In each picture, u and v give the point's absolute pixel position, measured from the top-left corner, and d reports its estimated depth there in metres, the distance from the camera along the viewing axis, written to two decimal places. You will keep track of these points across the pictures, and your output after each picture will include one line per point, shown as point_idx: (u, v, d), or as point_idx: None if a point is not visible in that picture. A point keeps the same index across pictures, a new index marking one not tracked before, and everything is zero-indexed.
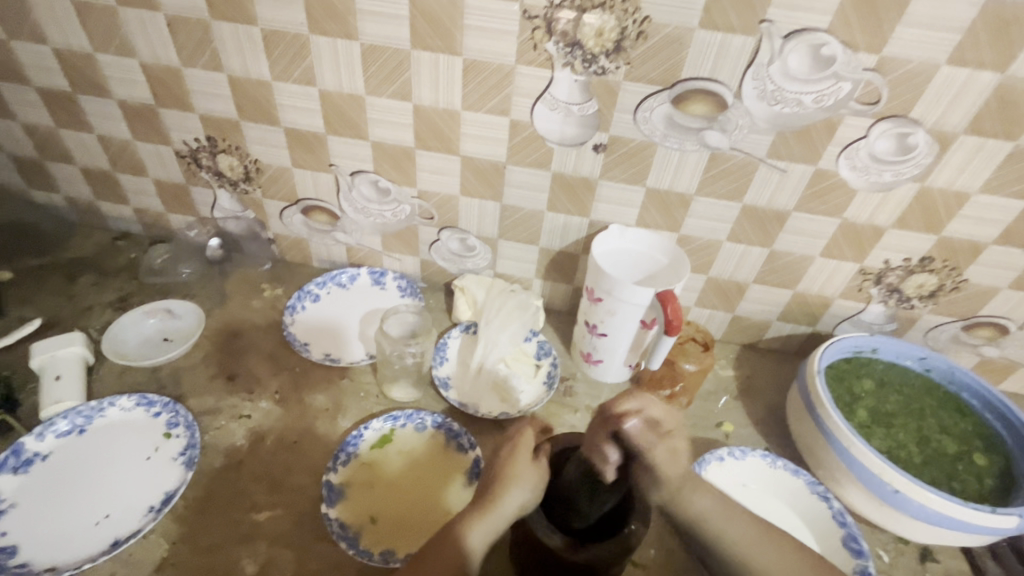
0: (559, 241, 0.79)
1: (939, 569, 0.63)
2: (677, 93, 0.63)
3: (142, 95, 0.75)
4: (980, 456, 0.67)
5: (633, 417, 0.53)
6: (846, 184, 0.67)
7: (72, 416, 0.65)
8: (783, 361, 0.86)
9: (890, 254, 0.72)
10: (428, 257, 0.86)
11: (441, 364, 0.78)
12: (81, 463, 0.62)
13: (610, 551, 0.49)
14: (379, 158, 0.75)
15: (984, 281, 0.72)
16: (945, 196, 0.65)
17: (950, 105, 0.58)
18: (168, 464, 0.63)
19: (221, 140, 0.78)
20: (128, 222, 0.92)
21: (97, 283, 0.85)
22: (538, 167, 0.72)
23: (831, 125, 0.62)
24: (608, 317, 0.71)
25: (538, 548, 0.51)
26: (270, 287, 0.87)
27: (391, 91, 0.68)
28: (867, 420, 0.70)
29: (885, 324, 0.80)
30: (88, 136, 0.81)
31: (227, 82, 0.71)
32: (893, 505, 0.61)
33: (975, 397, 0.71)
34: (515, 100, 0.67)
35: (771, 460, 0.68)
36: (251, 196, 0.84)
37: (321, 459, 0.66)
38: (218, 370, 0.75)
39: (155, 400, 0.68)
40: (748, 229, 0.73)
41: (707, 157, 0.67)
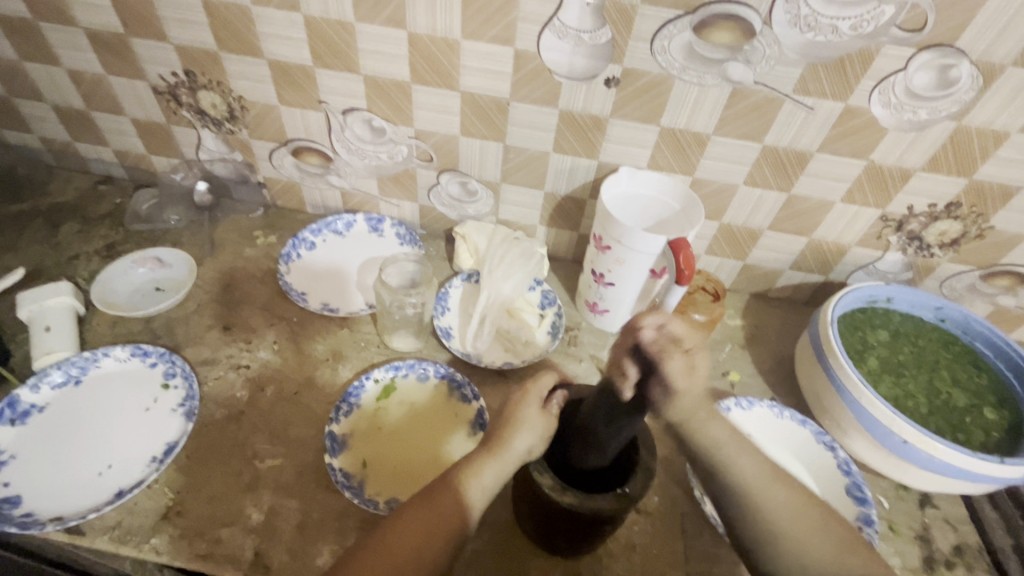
0: (565, 186, 0.75)
1: (937, 515, 0.64)
2: (700, 19, 0.57)
3: (109, 22, 0.68)
4: (990, 411, 0.66)
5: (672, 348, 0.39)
6: (877, 123, 0.62)
7: (65, 367, 0.64)
8: (793, 311, 0.84)
9: (915, 200, 0.69)
10: (428, 203, 0.82)
11: (442, 314, 0.76)
12: (80, 415, 0.61)
13: (605, 504, 0.47)
14: (372, 94, 0.70)
15: (1011, 228, 0.69)
16: (982, 136, 0.61)
17: (1002, 31, 0.53)
18: (168, 415, 0.63)
19: (200, 74, 0.72)
20: (110, 166, 0.87)
21: (82, 230, 0.82)
22: (545, 104, 0.67)
23: (866, 56, 0.57)
24: (616, 266, 0.68)
25: (529, 484, 0.51)
26: (264, 234, 0.84)
27: (382, 18, 0.62)
28: (876, 368, 0.69)
29: (900, 272, 0.77)
30: (56, 69, 0.75)
31: (202, 7, 0.65)
32: (900, 456, 0.60)
33: (988, 346, 0.70)
34: (520, 27, 0.60)
35: (777, 410, 0.68)
36: (237, 136, 0.79)
37: (324, 410, 0.66)
38: (215, 320, 0.73)
39: (150, 350, 0.66)
40: (767, 173, 0.69)
41: (728, 92, 0.62)
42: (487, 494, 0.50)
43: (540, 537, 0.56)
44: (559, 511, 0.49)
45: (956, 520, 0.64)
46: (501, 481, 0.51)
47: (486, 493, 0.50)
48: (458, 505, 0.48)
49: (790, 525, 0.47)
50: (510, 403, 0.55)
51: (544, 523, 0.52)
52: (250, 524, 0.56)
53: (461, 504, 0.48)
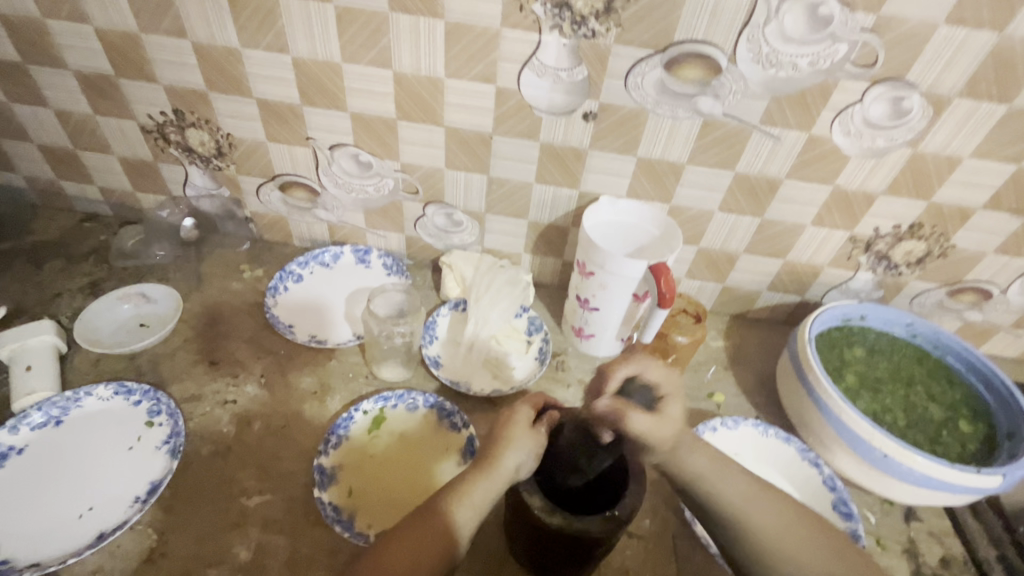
0: (548, 215, 0.78)
1: (923, 528, 0.65)
2: (669, 57, 0.61)
3: (100, 65, 0.70)
4: (965, 423, 0.68)
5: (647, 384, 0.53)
6: (840, 151, 0.66)
7: (46, 407, 0.62)
8: (773, 331, 0.86)
9: (880, 221, 0.72)
10: (414, 233, 0.84)
11: (430, 343, 0.76)
12: (60, 456, 0.60)
13: (594, 527, 0.47)
14: (359, 130, 0.72)
15: (971, 247, 0.73)
16: (937, 161, 0.65)
17: (945, 66, 0.57)
18: (152, 453, 0.61)
19: (189, 113, 0.74)
20: (96, 204, 0.87)
21: (66, 267, 0.81)
22: (526, 137, 0.69)
23: (825, 89, 0.61)
24: (600, 291, 0.69)
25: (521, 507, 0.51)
26: (250, 268, 0.84)
27: (368, 58, 0.65)
28: (854, 383, 0.71)
29: (872, 291, 0.80)
30: (44, 110, 0.76)
31: (192, 50, 0.67)
32: (882, 470, 0.62)
33: (959, 360, 0.73)
34: (500, 66, 0.63)
35: (762, 429, 0.69)
36: (225, 172, 0.80)
37: (312, 443, 0.65)
38: (200, 355, 0.72)
39: (134, 388, 0.65)
40: (740, 200, 0.72)
41: (699, 124, 0.65)
42: (478, 513, 0.49)
43: (530, 561, 0.55)
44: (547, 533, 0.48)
45: (941, 533, 0.65)
46: (492, 500, 0.50)
47: (477, 512, 0.49)
48: (450, 525, 0.48)
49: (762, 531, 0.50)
50: (500, 420, 0.54)
51: (535, 547, 0.52)
52: (237, 563, 0.55)
53: (452, 524, 0.48)
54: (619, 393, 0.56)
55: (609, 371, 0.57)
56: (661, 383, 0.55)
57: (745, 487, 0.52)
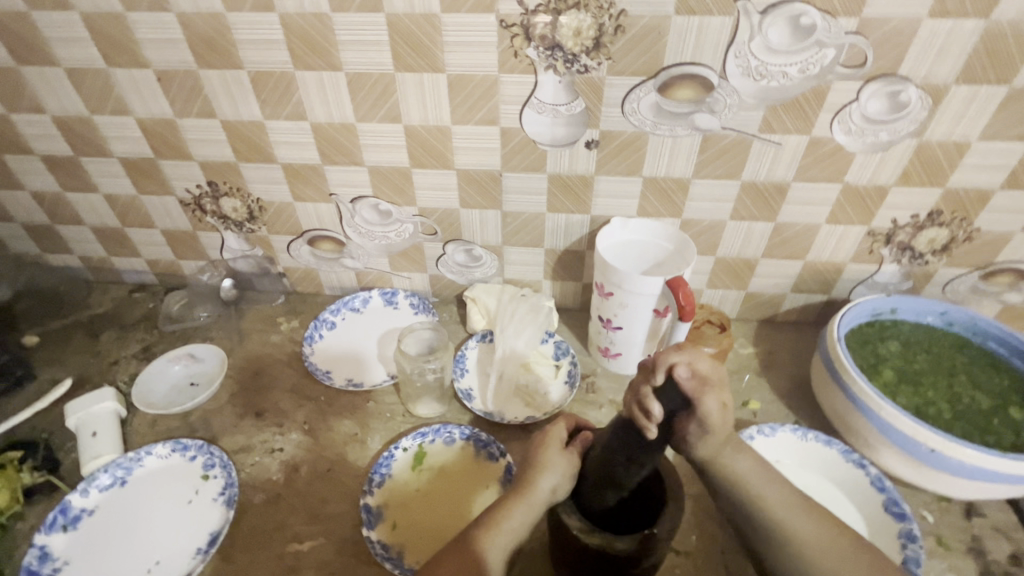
0: (563, 241, 0.80)
1: (986, 523, 0.62)
2: (662, 81, 0.63)
3: (142, 149, 0.77)
4: (1017, 410, 0.66)
5: (683, 368, 0.48)
6: (843, 149, 0.66)
7: (111, 469, 0.67)
8: (803, 332, 0.85)
9: (897, 213, 0.72)
10: (437, 272, 0.87)
11: (462, 376, 0.78)
12: (126, 515, 0.64)
13: (629, 547, 0.48)
14: (376, 181, 0.77)
15: (997, 228, 0.71)
16: (945, 148, 0.65)
17: (937, 57, 0.58)
18: (209, 505, 0.65)
19: (222, 184, 0.80)
20: (143, 274, 0.94)
21: (120, 336, 0.87)
22: (534, 171, 0.73)
23: (819, 93, 0.62)
24: (620, 310, 0.71)
25: (558, 527, 0.52)
26: (287, 320, 0.89)
27: (380, 116, 0.70)
28: (893, 378, 0.69)
29: (900, 282, 0.79)
30: (95, 195, 0.83)
31: (221, 127, 0.73)
32: (931, 466, 0.60)
33: (1002, 346, 0.70)
34: (502, 108, 0.67)
35: (801, 433, 0.68)
36: (258, 234, 0.85)
37: (357, 483, 0.67)
38: (247, 407, 0.76)
39: (189, 444, 0.69)
40: (750, 206, 0.73)
41: (699, 140, 0.67)
42: (518, 536, 0.51)
43: None
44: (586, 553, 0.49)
45: (1007, 527, 0.62)
46: (530, 524, 0.52)
47: (517, 534, 0.51)
48: (494, 547, 0.49)
49: (800, 537, 0.49)
50: (534, 446, 0.57)
51: (577, 569, 0.53)
52: None
53: (495, 544, 0.50)
54: (711, 369, 0.50)
55: (697, 355, 0.50)
56: (710, 377, 0.49)
57: (787, 496, 0.51)
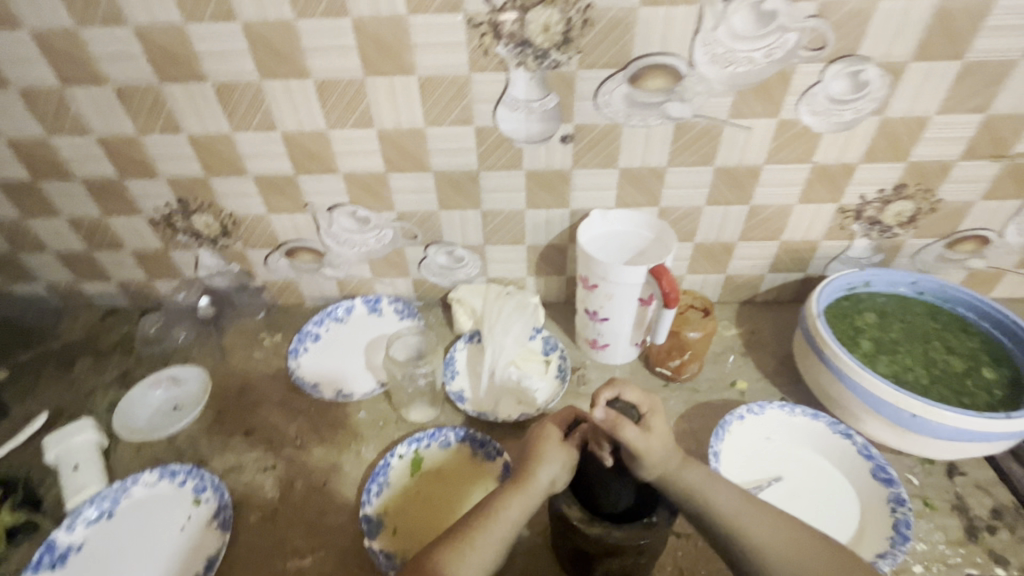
0: (544, 237, 0.80)
1: (967, 481, 0.65)
2: (632, 72, 0.64)
3: (106, 169, 0.74)
4: (988, 370, 0.69)
5: (596, 411, 0.53)
6: (811, 130, 0.68)
7: (97, 501, 0.65)
8: (783, 311, 0.87)
9: (865, 189, 0.74)
10: (420, 276, 0.87)
11: (453, 378, 0.78)
12: (116, 547, 0.62)
13: (629, 536, 0.49)
14: (352, 188, 0.76)
15: (958, 198, 0.74)
16: (906, 123, 0.67)
17: (894, 36, 0.60)
18: (203, 529, 0.63)
19: (192, 200, 0.78)
20: (115, 298, 0.91)
21: (95, 363, 0.84)
22: (511, 168, 0.73)
23: (785, 77, 0.64)
24: (606, 301, 0.72)
25: (559, 519, 0.53)
26: (270, 334, 0.87)
27: (352, 121, 0.69)
28: (871, 348, 0.71)
29: (872, 256, 0.81)
30: (58, 220, 0.80)
31: (188, 142, 0.71)
32: (913, 430, 0.62)
33: (970, 310, 0.73)
34: (476, 107, 0.67)
35: (789, 409, 0.69)
36: (233, 249, 0.84)
37: (355, 494, 0.66)
38: (235, 427, 0.75)
39: (177, 469, 0.68)
40: (725, 191, 0.74)
41: (672, 128, 0.68)
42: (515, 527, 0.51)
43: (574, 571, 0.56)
44: (584, 540, 0.50)
45: (987, 484, 0.64)
46: (528, 514, 0.52)
47: (515, 524, 0.51)
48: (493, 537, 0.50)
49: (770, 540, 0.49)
50: (536, 436, 0.57)
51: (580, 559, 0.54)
52: None
53: (493, 535, 0.50)
54: (642, 395, 0.56)
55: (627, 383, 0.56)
56: (640, 401, 0.55)
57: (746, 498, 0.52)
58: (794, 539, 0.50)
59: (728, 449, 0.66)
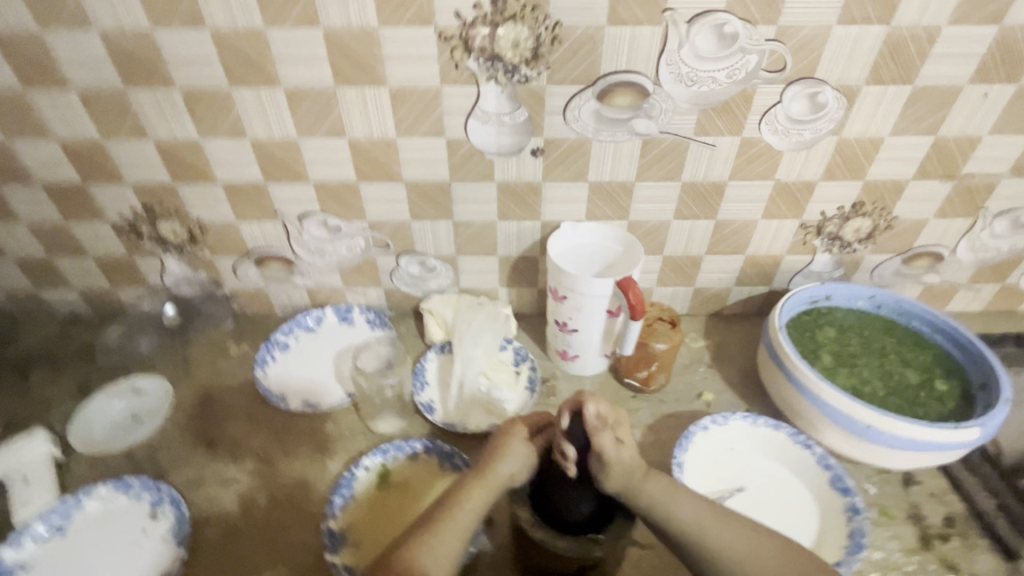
0: (516, 248, 0.81)
1: (922, 491, 0.67)
2: (600, 89, 0.65)
3: (68, 174, 0.73)
4: (941, 382, 0.71)
5: (589, 407, 0.53)
6: (772, 148, 0.70)
7: (47, 516, 0.62)
8: (750, 323, 0.89)
9: (825, 206, 0.77)
10: (392, 285, 0.86)
11: (422, 390, 0.77)
12: (65, 564, 0.60)
13: (572, 548, 0.49)
14: (323, 197, 0.75)
15: (913, 216, 0.77)
16: (862, 144, 0.70)
17: (848, 60, 0.63)
18: (160, 545, 0.61)
19: (158, 206, 0.77)
20: (76, 306, 0.88)
21: (52, 373, 0.82)
22: (482, 180, 0.73)
23: (747, 96, 0.66)
24: (575, 313, 0.72)
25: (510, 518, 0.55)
26: (237, 344, 0.86)
27: (323, 130, 0.69)
28: (831, 361, 0.74)
29: (833, 271, 0.84)
30: (17, 225, 0.78)
31: (155, 148, 0.70)
32: (869, 441, 0.64)
33: (925, 323, 0.76)
34: (447, 119, 0.68)
35: (752, 420, 0.70)
36: (200, 256, 0.82)
37: (318, 508, 0.65)
38: (197, 438, 0.73)
39: (134, 482, 0.66)
40: (691, 206, 0.76)
41: (640, 144, 0.70)
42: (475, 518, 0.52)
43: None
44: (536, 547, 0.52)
45: (940, 492, 0.66)
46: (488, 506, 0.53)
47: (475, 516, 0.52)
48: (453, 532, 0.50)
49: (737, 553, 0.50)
50: (498, 431, 0.57)
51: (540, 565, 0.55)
52: None
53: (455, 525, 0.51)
54: (609, 409, 0.55)
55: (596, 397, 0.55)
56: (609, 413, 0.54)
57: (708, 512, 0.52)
58: (755, 545, 0.50)
59: (692, 459, 0.67)
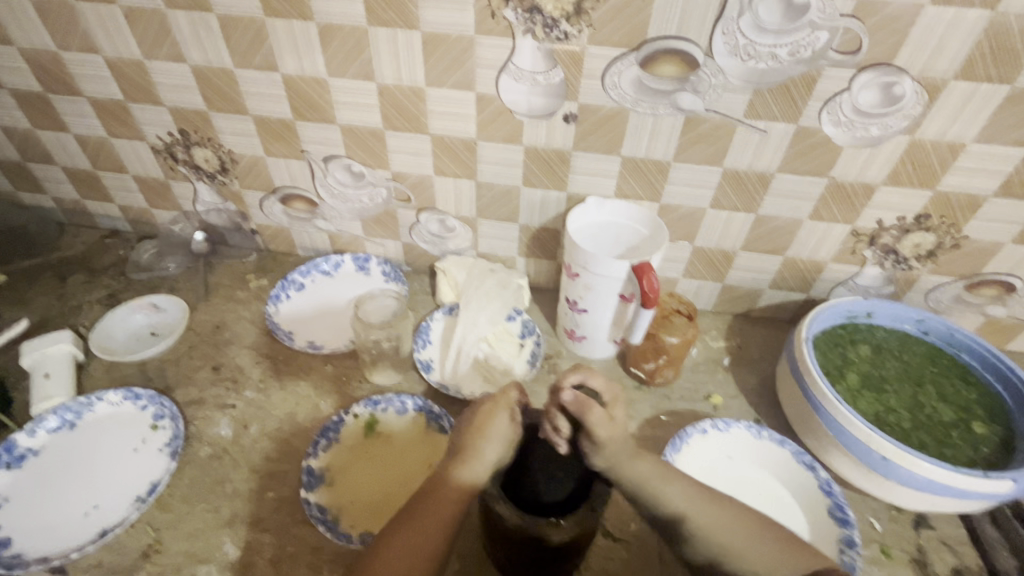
0: (538, 217, 0.78)
1: (934, 536, 0.61)
2: (644, 55, 0.60)
3: (112, 91, 0.75)
4: (980, 425, 0.64)
5: (568, 390, 0.51)
6: (831, 141, 0.63)
7: (60, 412, 0.67)
8: (778, 331, 0.83)
9: (882, 214, 0.69)
10: (410, 240, 0.85)
11: (423, 347, 0.77)
12: (70, 458, 0.64)
13: (529, 527, 0.47)
14: (349, 141, 0.74)
15: (986, 237, 0.68)
16: (938, 148, 0.62)
17: (936, 49, 0.55)
18: (155, 455, 0.65)
19: (193, 132, 0.78)
20: (116, 221, 0.92)
21: (88, 281, 0.87)
22: (509, 142, 0.70)
23: (809, 79, 0.59)
24: (586, 292, 0.69)
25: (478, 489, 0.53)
26: (257, 277, 0.88)
27: (353, 72, 0.67)
28: (856, 383, 0.67)
29: (881, 287, 0.76)
30: (66, 135, 0.81)
31: (191, 73, 0.71)
32: (881, 474, 0.58)
33: (976, 359, 0.68)
34: (478, 72, 0.64)
35: (756, 431, 0.66)
36: (230, 188, 0.84)
37: (304, 445, 0.67)
38: (205, 362, 0.76)
39: (140, 393, 0.69)
40: (731, 196, 0.70)
41: (681, 120, 0.64)
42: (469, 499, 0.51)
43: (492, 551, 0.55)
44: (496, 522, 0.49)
45: (953, 541, 0.61)
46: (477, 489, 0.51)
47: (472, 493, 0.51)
48: (441, 518, 0.50)
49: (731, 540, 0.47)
50: (478, 411, 0.56)
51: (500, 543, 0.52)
52: (227, 560, 0.57)
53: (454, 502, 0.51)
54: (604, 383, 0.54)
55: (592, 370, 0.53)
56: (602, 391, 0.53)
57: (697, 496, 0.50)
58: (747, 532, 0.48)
59: (684, 459, 0.64)
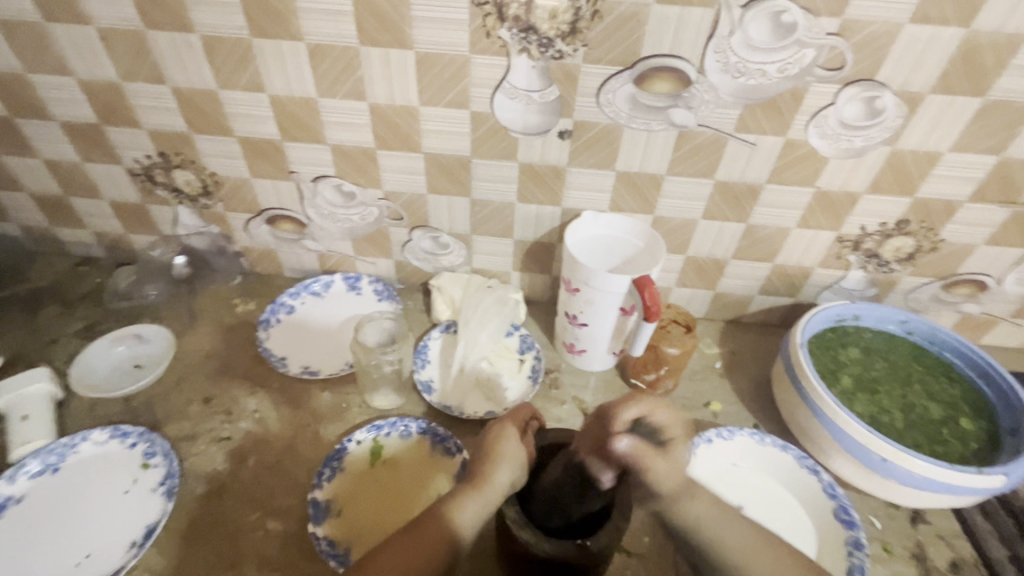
0: (533, 232, 0.78)
1: (930, 531, 0.63)
2: (638, 72, 0.61)
3: (86, 114, 0.71)
4: (967, 421, 0.67)
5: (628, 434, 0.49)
6: (817, 153, 0.65)
7: (42, 455, 0.63)
8: (769, 335, 0.85)
9: (865, 220, 0.72)
10: (403, 258, 0.84)
11: (423, 367, 0.76)
12: (56, 504, 0.60)
13: (555, 550, 0.47)
14: (339, 161, 0.73)
15: (962, 240, 0.72)
16: (917, 157, 0.64)
17: (915, 64, 0.57)
18: (148, 495, 0.62)
19: (173, 155, 0.75)
20: (89, 247, 0.88)
21: (62, 312, 0.82)
22: (504, 159, 0.70)
23: (797, 95, 0.61)
24: (587, 306, 0.69)
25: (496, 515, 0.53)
26: (243, 302, 0.85)
27: (344, 92, 0.66)
28: (850, 386, 0.70)
29: (865, 289, 0.79)
30: (34, 160, 0.77)
31: (172, 95, 0.68)
32: (881, 474, 0.60)
33: (959, 357, 0.71)
34: (473, 91, 0.64)
35: (759, 438, 0.68)
36: (213, 210, 0.81)
37: (307, 475, 0.65)
38: (195, 393, 0.73)
39: (128, 430, 0.66)
40: (723, 207, 0.72)
41: (675, 135, 0.66)
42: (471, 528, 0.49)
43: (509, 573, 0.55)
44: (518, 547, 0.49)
45: (949, 535, 0.63)
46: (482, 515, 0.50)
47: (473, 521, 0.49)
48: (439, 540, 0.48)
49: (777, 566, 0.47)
50: (488, 433, 0.55)
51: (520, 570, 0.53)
52: None
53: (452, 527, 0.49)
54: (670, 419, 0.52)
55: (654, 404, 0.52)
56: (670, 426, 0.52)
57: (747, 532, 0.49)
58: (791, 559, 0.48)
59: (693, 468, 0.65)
